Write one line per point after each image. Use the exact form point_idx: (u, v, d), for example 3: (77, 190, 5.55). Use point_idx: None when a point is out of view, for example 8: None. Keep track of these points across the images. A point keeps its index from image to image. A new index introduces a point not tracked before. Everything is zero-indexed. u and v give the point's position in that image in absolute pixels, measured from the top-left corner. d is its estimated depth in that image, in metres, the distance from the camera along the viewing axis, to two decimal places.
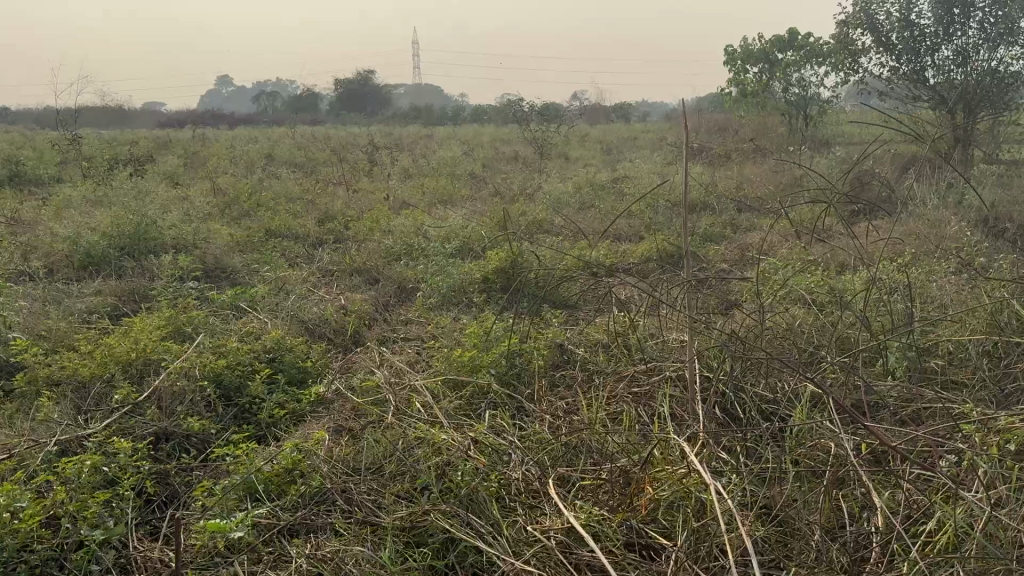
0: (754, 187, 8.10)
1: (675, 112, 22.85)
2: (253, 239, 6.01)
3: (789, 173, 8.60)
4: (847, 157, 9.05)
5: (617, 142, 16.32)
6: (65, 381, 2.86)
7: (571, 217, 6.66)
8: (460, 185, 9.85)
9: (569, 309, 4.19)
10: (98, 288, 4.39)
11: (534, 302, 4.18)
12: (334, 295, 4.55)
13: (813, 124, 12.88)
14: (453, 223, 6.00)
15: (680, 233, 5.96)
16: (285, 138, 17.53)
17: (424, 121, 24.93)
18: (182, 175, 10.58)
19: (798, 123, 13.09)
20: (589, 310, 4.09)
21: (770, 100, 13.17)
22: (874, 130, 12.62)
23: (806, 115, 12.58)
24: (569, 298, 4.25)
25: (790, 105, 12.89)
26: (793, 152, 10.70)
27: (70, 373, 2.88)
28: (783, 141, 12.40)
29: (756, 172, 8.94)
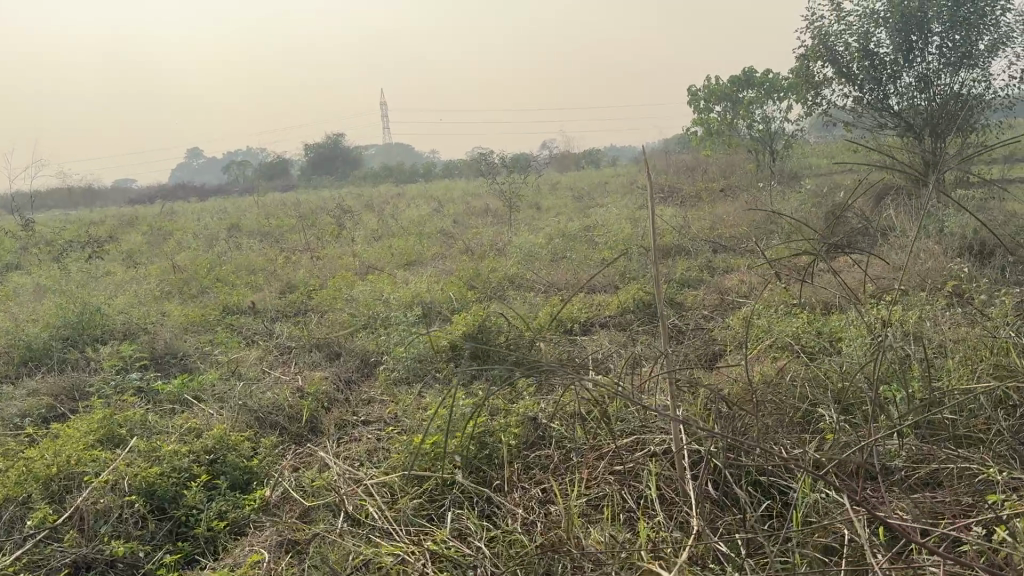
0: (727, 226, 7.94)
1: (642, 156, 22.97)
2: (209, 317, 5.71)
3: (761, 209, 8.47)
4: (818, 190, 8.95)
5: (587, 188, 16.26)
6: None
7: (542, 271, 6.43)
8: (430, 244, 9.62)
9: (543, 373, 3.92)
10: (32, 386, 4.06)
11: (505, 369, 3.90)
12: (291, 375, 4.24)
13: (781, 158, 12.86)
14: (420, 285, 5.74)
15: (656, 279, 5.74)
16: (252, 207, 17.31)
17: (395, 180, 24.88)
18: (142, 253, 10.28)
19: (766, 158, 13.08)
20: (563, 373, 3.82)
21: (736, 137, 13.17)
22: (841, 160, 12.62)
23: (773, 149, 12.56)
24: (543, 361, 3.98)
25: (756, 141, 12.87)
26: (763, 187, 10.63)
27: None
28: (752, 177, 12.35)
29: (729, 210, 8.80)
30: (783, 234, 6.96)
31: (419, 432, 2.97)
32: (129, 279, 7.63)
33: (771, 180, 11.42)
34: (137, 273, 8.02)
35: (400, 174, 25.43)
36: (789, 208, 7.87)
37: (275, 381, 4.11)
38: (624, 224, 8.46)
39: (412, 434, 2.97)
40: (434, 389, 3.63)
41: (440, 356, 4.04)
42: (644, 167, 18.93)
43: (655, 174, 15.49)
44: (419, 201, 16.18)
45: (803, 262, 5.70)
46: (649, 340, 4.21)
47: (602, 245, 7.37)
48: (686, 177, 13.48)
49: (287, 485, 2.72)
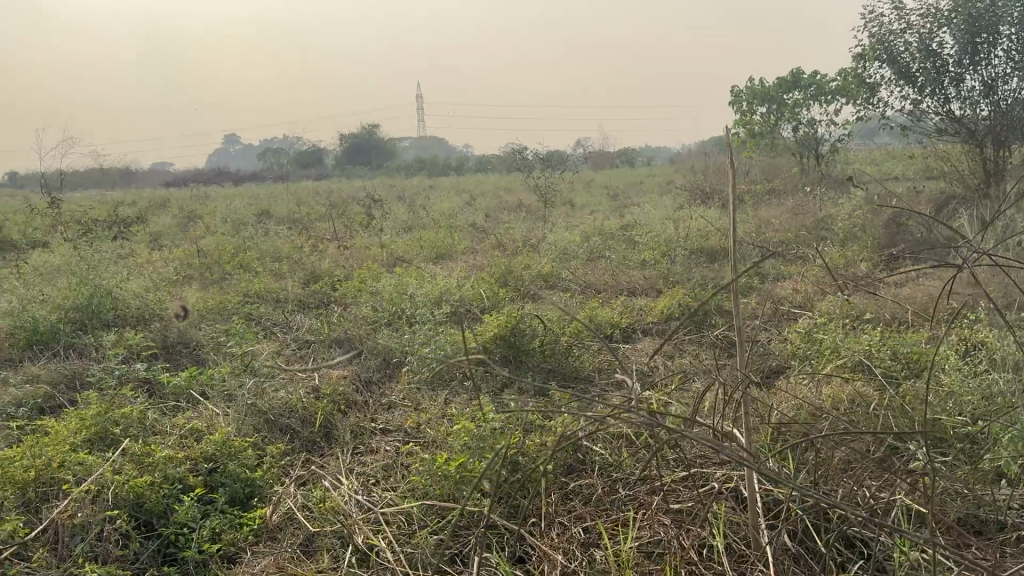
0: (775, 231, 7.51)
1: (679, 157, 22.48)
2: (228, 305, 5.42)
3: (810, 214, 8.03)
4: (870, 196, 8.48)
5: (623, 186, 15.84)
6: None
7: (580, 271, 6.07)
8: (461, 237, 9.29)
9: (581, 384, 3.57)
10: (31, 373, 3.78)
11: (539, 378, 3.56)
12: (308, 373, 3.93)
13: (827, 163, 12.35)
14: (450, 281, 5.41)
15: (701, 285, 5.36)
16: (283, 193, 17.14)
17: (427, 172, 24.62)
18: (168, 236, 10.07)
19: (811, 162, 12.57)
20: (604, 387, 3.47)
21: (780, 140, 12.67)
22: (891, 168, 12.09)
23: (819, 154, 12.06)
24: (581, 371, 3.64)
25: (801, 145, 12.37)
26: (809, 192, 10.17)
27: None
28: (796, 182, 11.87)
29: (776, 214, 8.36)
30: (835, 244, 6.55)
31: (443, 447, 2.64)
32: (150, 262, 7.38)
33: (817, 186, 10.94)
34: (159, 256, 7.79)
35: (432, 167, 25.15)
36: (842, 214, 7.42)
37: (290, 379, 3.80)
38: (665, 225, 8.07)
39: (436, 449, 2.65)
40: (462, 397, 3.29)
41: (469, 359, 3.70)
42: (681, 168, 18.45)
43: (695, 176, 15.03)
44: (452, 194, 15.87)
45: (863, 273, 5.28)
46: (696, 353, 3.85)
47: (642, 245, 6.99)
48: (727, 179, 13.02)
49: (295, 502, 2.41)
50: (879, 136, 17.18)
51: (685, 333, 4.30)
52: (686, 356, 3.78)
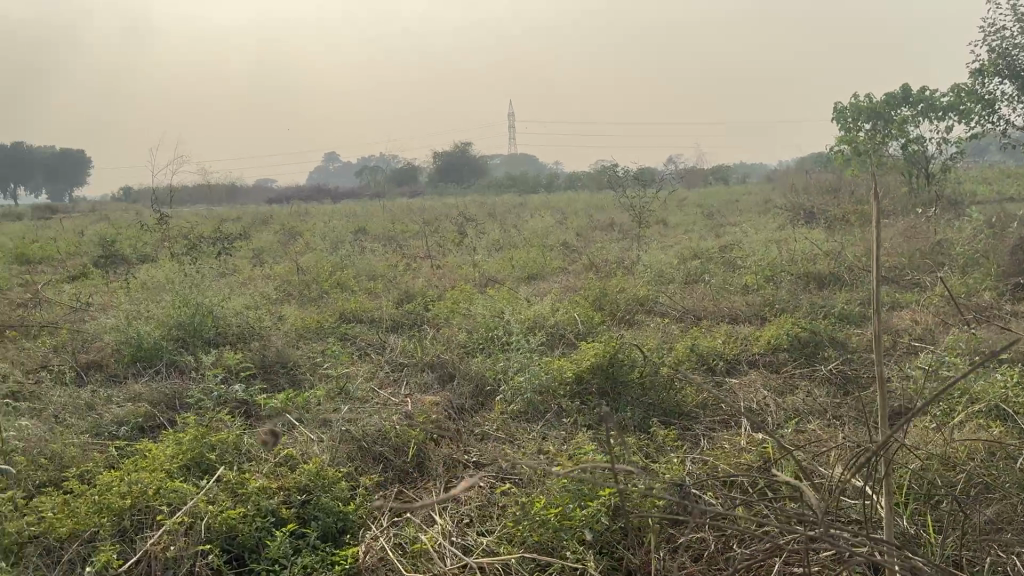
0: (886, 255, 7.10)
1: (777, 174, 21.82)
2: (323, 324, 5.45)
3: (924, 236, 7.57)
4: (989, 219, 7.94)
5: (719, 205, 15.43)
6: (16, 538, 2.17)
7: (678, 295, 5.85)
8: (554, 257, 9.18)
9: (683, 420, 3.38)
10: (134, 391, 3.85)
11: (639, 412, 3.38)
12: (400, 397, 3.87)
13: (938, 181, 11.70)
14: (545, 304, 5.30)
15: (809, 314, 5.07)
16: (378, 211, 17.45)
17: (519, 189, 24.68)
18: (268, 252, 10.33)
19: (920, 181, 11.94)
20: (708, 425, 3.27)
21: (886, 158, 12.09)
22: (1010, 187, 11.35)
23: (930, 173, 11.44)
24: (683, 406, 3.44)
25: (911, 163, 11.76)
26: (921, 213, 9.63)
27: (28, 523, 2.20)
28: (906, 201, 11.28)
29: (887, 236, 7.93)
30: (954, 270, 6.12)
31: (542, 488, 2.52)
32: (251, 279, 7.55)
33: (929, 207, 10.35)
34: (259, 273, 7.96)
35: (523, 184, 25.19)
36: (961, 238, 6.96)
37: (382, 403, 3.75)
38: (766, 247, 7.75)
39: (534, 490, 2.52)
40: (559, 431, 3.16)
41: (566, 389, 3.56)
42: (779, 186, 17.88)
43: (795, 195, 14.51)
44: (543, 212, 15.82)
45: (990, 303, 4.89)
46: (808, 390, 3.60)
47: (742, 269, 6.71)
48: (830, 198, 12.50)
49: (389, 541, 2.33)
50: (994, 153, 16.24)
51: (796, 367, 4.05)
52: (799, 394, 3.54)
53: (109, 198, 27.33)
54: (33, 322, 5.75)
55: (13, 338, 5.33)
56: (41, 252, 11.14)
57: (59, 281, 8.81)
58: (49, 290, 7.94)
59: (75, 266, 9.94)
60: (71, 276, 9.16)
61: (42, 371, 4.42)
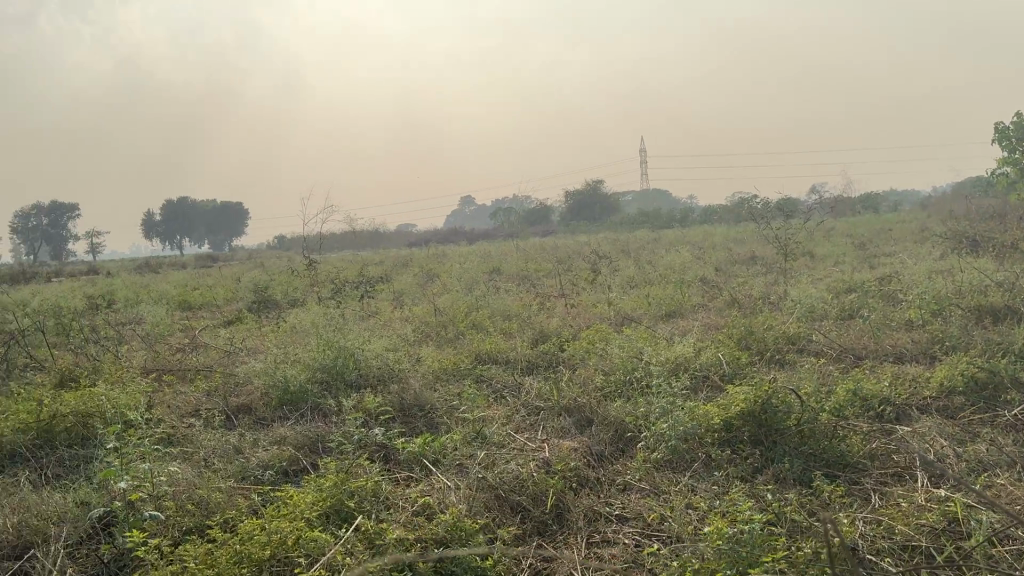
0: None
1: (932, 200, 20.41)
2: (460, 366, 5.43)
3: None
4: None
5: (869, 234, 14.54)
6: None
7: (832, 333, 5.45)
8: (692, 294, 8.87)
9: (848, 473, 3.06)
10: (279, 435, 3.92)
11: (796, 462, 3.10)
12: (538, 442, 3.74)
13: None
14: (686, 344, 5.05)
15: (986, 351, 4.57)
16: (512, 250, 17.62)
17: (652, 225, 24.30)
18: (407, 294, 10.56)
19: None
20: (876, 482, 2.95)
21: None
22: None
23: None
24: (847, 457, 3.13)
25: None
26: None
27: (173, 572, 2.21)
28: None
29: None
30: None
31: (692, 550, 2.32)
32: (391, 321, 7.70)
33: None
34: (399, 315, 8.12)
35: (656, 219, 24.80)
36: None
37: (520, 449, 3.63)
38: (928, 278, 7.16)
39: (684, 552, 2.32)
40: (708, 483, 2.93)
41: (714, 436, 3.32)
42: (936, 212, 16.68)
43: (956, 221, 13.46)
44: (679, 247, 15.44)
45: None
46: (994, 441, 3.19)
47: (903, 303, 6.20)
48: (998, 223, 11.49)
49: None
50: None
51: (976, 412, 3.62)
52: (984, 445, 3.14)
53: (264, 245, 29.11)
54: (191, 366, 6.05)
55: (173, 381, 5.62)
56: (202, 298, 11.90)
57: (217, 325, 9.34)
58: (207, 334, 8.41)
59: (231, 311, 10.53)
60: (228, 321, 9.70)
61: (197, 414, 4.61)
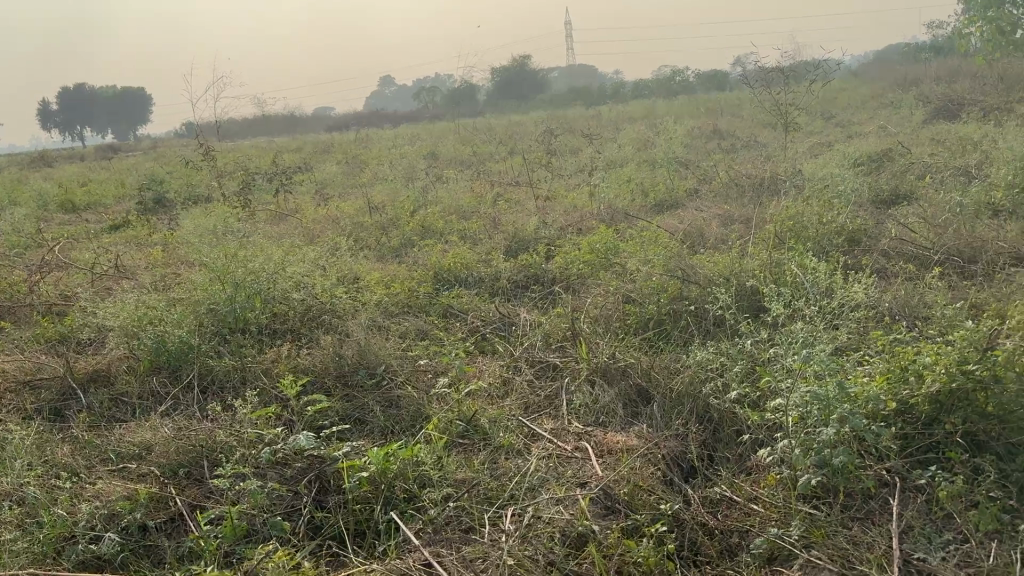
0: None
1: (875, 53, 19.11)
2: (417, 292, 3.89)
3: None
4: None
5: (834, 97, 13.17)
6: None
7: (908, 228, 4.09)
8: (675, 176, 7.39)
9: None
10: (140, 449, 2.36)
11: None
12: (571, 443, 2.28)
13: None
14: (735, 253, 3.61)
15: None
16: (445, 132, 15.71)
17: (587, 102, 22.40)
18: (333, 187, 8.80)
19: None
20: None
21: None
22: None
23: None
24: None
25: None
26: None
27: None
28: None
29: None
30: None
31: None
32: (316, 224, 6.04)
33: None
34: (324, 214, 6.43)
35: (588, 93, 22.92)
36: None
37: (550, 461, 2.16)
38: (960, 160, 5.88)
39: None
40: (946, 568, 1.54)
41: (894, 440, 1.91)
42: (887, 75, 15.43)
43: (925, 85, 12.19)
44: (630, 123, 13.87)
45: None
46: None
47: (962, 187, 4.88)
48: (979, 77, 10.21)
49: None
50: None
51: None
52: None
53: (170, 133, 26.29)
54: (40, 300, 4.35)
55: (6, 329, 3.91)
56: (85, 197, 9.84)
57: (98, 233, 7.46)
58: (79, 246, 6.59)
59: (117, 213, 8.59)
60: (111, 226, 7.81)
61: (22, 394, 2.99)
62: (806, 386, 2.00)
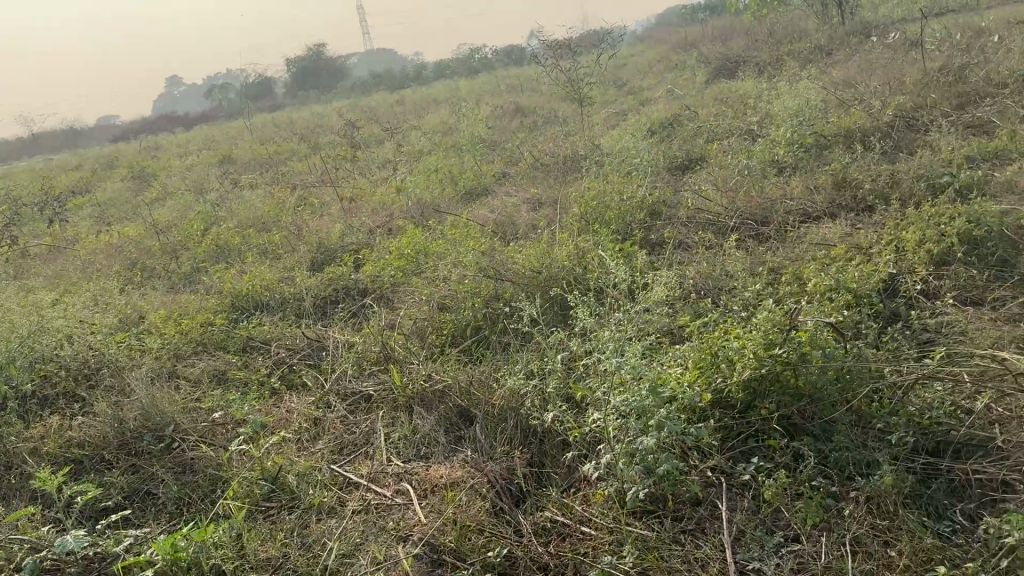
0: (884, 80, 5.53)
1: (656, 18, 19.92)
2: (211, 326, 3.53)
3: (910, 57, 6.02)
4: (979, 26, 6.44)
5: (624, 64, 13.58)
6: None
7: (704, 194, 4.18)
8: (481, 160, 7.29)
9: (943, 458, 1.77)
10: None
11: (867, 459, 1.76)
12: (391, 487, 2.09)
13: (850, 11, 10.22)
14: (542, 243, 3.52)
15: (895, 200, 3.51)
16: (241, 133, 14.81)
17: (389, 87, 21.91)
18: (117, 209, 8.00)
19: (831, 11, 10.44)
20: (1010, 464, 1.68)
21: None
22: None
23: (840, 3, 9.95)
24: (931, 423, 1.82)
25: None
26: (869, 44, 8.18)
27: None
28: (820, 31, 9.78)
29: (884, 57, 6.35)
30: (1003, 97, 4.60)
31: None
32: (95, 256, 5.41)
33: (865, 37, 8.89)
34: (104, 243, 5.79)
35: (389, 77, 22.42)
36: (996, 43, 5.46)
37: (369, 516, 1.96)
38: (742, 120, 6.15)
39: None
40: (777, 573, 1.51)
41: (715, 436, 1.87)
42: (670, 38, 16.11)
43: (704, 45, 12.80)
44: (432, 106, 13.67)
45: None
46: None
47: (746, 148, 5.07)
48: (749, 34, 10.82)
49: None
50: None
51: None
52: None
53: None
54: None
55: None
56: None
57: None
58: None
59: None
60: None
61: None
62: (622, 392, 1.92)
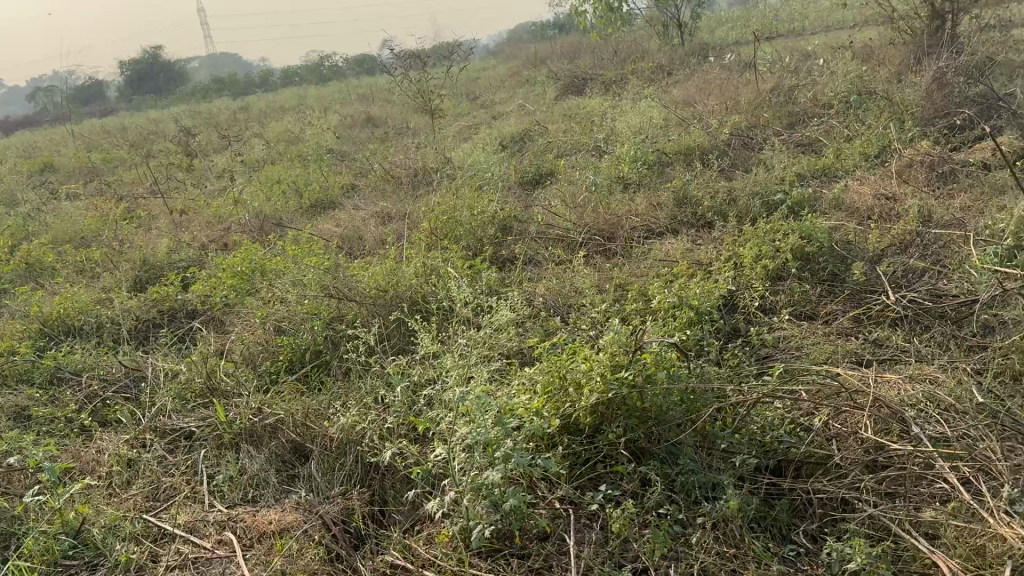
0: (720, 99, 5.73)
1: (508, 33, 20.11)
2: (12, 355, 3.13)
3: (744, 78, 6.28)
4: (805, 51, 6.84)
5: (477, 77, 13.58)
6: None
7: (552, 210, 4.16)
8: (328, 172, 7.02)
9: (784, 477, 1.77)
10: None
11: (712, 482, 1.73)
12: (213, 537, 1.88)
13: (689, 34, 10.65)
14: (387, 261, 3.37)
15: (732, 218, 3.61)
16: (66, 138, 13.68)
17: (234, 92, 20.95)
18: None
19: (672, 33, 10.84)
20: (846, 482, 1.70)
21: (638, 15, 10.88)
22: (763, 25, 10.60)
23: (680, 25, 10.35)
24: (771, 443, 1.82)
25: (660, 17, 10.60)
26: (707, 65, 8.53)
27: None
28: (662, 51, 10.13)
29: (720, 78, 6.61)
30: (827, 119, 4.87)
31: None
32: None
33: (703, 59, 9.28)
34: None
35: (234, 82, 21.43)
36: (819, 67, 5.81)
37: None
38: (590, 136, 6.23)
39: None
40: None
41: (562, 464, 1.79)
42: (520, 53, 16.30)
43: (553, 61, 13.01)
44: (279, 115, 13.14)
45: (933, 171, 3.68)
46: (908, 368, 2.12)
47: (593, 163, 5.11)
48: (596, 52, 11.07)
49: None
50: (718, 3, 15.68)
51: (859, 308, 2.61)
52: (946, 364, 2.11)
53: None
54: None
55: None
56: None
57: None
58: None
59: None
60: None
61: None
62: (466, 422, 1.81)
